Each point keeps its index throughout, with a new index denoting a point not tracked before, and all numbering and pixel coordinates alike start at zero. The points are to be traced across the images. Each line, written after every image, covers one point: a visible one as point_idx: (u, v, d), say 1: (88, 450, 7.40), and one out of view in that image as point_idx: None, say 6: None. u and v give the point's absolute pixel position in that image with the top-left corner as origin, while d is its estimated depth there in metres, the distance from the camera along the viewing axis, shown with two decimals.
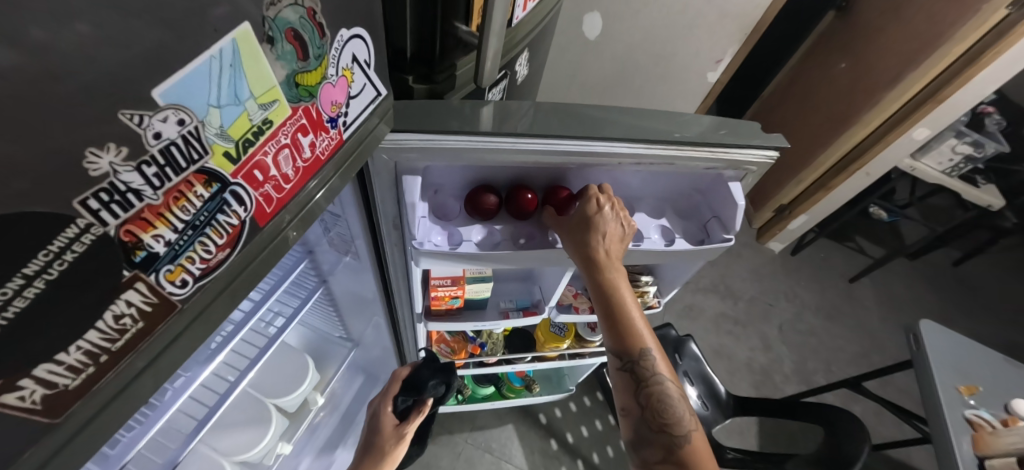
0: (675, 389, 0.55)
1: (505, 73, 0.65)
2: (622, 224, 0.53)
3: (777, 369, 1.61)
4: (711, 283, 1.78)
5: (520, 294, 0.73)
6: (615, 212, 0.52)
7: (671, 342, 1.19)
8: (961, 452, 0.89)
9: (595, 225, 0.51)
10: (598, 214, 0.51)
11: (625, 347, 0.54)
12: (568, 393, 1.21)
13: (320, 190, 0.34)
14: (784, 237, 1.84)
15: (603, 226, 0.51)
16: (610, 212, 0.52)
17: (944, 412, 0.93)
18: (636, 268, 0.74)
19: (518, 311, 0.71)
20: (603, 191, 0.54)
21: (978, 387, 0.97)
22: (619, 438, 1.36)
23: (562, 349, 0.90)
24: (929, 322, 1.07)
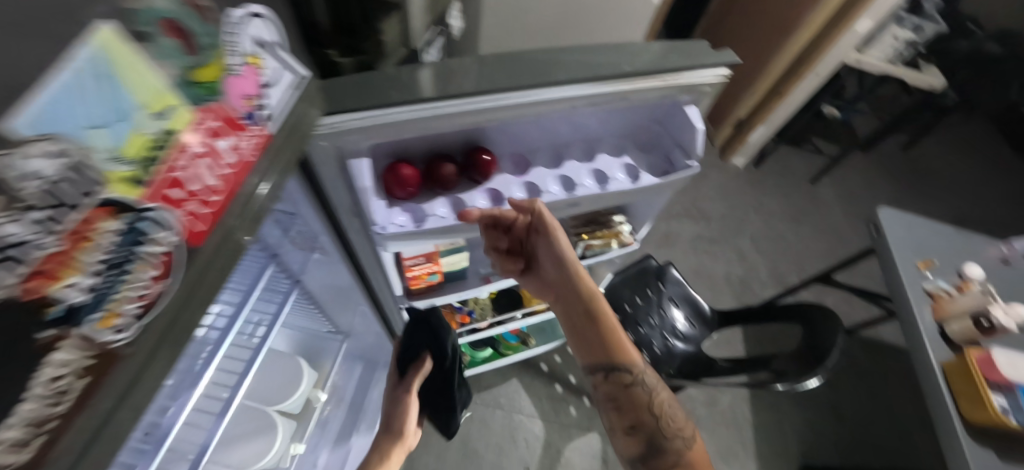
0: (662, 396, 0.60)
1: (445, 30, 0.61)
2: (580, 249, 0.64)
3: (753, 277, 1.70)
4: (684, 209, 1.83)
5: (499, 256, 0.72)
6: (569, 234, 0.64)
7: (653, 272, 1.23)
8: (924, 321, 0.97)
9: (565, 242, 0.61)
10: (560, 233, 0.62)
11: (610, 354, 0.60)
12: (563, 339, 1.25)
13: (262, 185, 0.32)
14: (746, 150, 1.89)
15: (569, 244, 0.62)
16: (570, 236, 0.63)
17: (907, 289, 1.00)
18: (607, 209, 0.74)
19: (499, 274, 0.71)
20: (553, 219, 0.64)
21: (934, 261, 1.05)
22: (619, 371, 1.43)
23: None
24: (887, 209, 1.12)
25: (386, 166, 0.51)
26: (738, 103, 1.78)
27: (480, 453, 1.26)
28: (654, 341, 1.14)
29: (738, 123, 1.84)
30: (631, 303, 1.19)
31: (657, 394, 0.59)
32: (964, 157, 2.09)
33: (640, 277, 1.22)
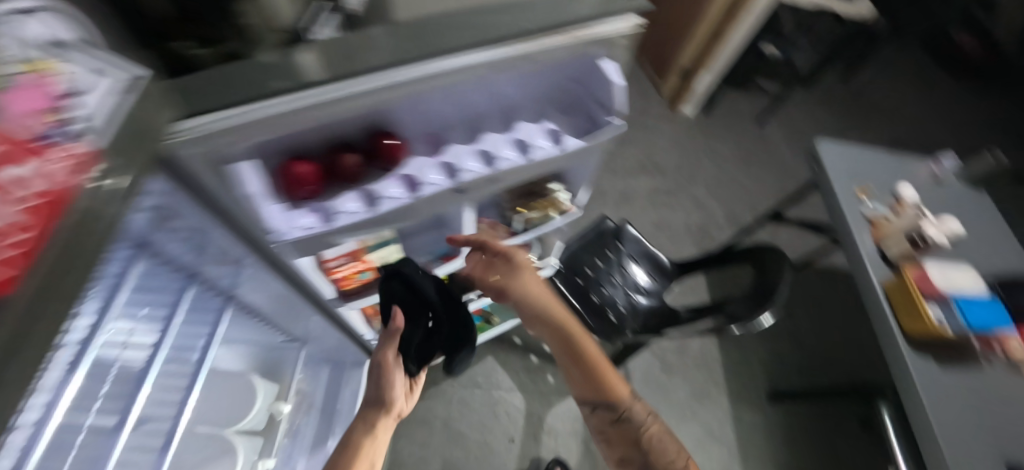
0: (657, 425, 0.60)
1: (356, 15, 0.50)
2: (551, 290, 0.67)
3: (711, 223, 1.74)
4: (639, 165, 1.84)
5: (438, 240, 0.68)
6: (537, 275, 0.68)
7: (610, 232, 1.23)
8: (865, 246, 1.00)
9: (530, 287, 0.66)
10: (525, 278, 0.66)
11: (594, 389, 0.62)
12: None
13: (105, 177, 0.28)
14: (694, 98, 1.90)
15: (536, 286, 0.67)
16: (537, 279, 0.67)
17: (848, 217, 1.04)
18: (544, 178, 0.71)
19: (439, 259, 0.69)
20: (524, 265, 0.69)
21: (870, 187, 1.09)
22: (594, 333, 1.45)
23: None
24: (825, 142, 1.15)
25: (280, 166, 0.47)
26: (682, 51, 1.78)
27: (465, 434, 1.27)
28: (618, 300, 1.15)
29: (683, 71, 1.84)
30: (592, 267, 1.19)
31: (648, 427, 0.59)
32: (899, 82, 2.17)
33: (597, 239, 1.22)
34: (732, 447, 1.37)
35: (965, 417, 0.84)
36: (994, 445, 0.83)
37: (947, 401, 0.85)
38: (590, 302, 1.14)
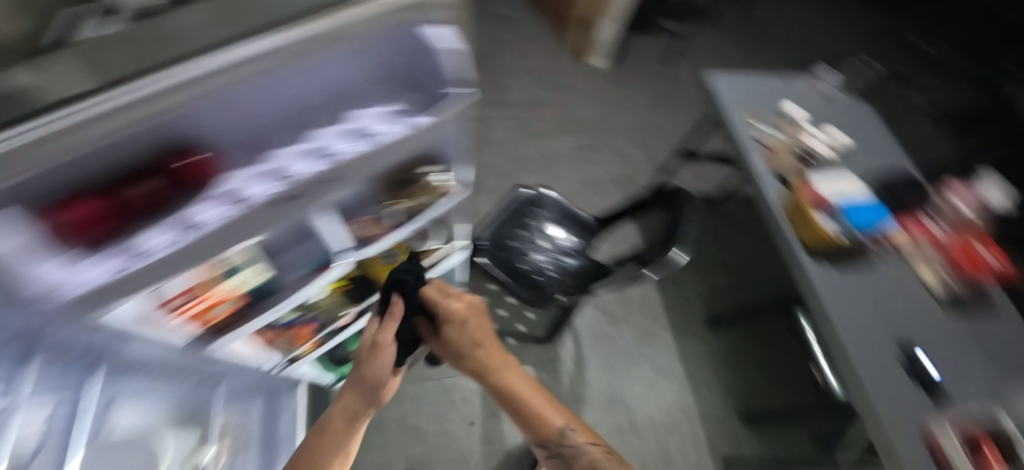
0: (592, 448, 0.72)
1: (153, 8, 0.37)
2: (489, 346, 0.77)
3: (634, 170, 1.81)
4: (557, 125, 1.89)
5: (308, 251, 0.61)
6: (474, 330, 0.77)
7: (528, 201, 1.22)
8: (761, 169, 1.05)
9: (465, 345, 0.76)
10: (462, 334, 0.76)
11: (535, 429, 0.73)
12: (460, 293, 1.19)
13: None
14: (600, 48, 2.03)
15: (470, 344, 0.76)
16: (470, 332, 0.77)
17: (747, 145, 1.07)
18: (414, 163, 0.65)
19: (314, 271, 0.62)
20: (465, 319, 0.77)
21: (761, 113, 1.14)
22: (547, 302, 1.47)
23: None
24: (716, 74, 1.20)
25: (39, 205, 0.36)
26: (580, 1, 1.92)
27: (422, 427, 1.26)
28: (544, 265, 1.14)
29: (585, 21, 1.97)
30: (516, 237, 1.18)
31: (583, 453, 0.71)
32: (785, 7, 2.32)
33: (516, 211, 1.21)
34: (679, 379, 1.45)
35: (859, 311, 0.91)
36: (887, 331, 0.89)
37: (842, 299, 0.91)
38: (517, 272, 1.12)
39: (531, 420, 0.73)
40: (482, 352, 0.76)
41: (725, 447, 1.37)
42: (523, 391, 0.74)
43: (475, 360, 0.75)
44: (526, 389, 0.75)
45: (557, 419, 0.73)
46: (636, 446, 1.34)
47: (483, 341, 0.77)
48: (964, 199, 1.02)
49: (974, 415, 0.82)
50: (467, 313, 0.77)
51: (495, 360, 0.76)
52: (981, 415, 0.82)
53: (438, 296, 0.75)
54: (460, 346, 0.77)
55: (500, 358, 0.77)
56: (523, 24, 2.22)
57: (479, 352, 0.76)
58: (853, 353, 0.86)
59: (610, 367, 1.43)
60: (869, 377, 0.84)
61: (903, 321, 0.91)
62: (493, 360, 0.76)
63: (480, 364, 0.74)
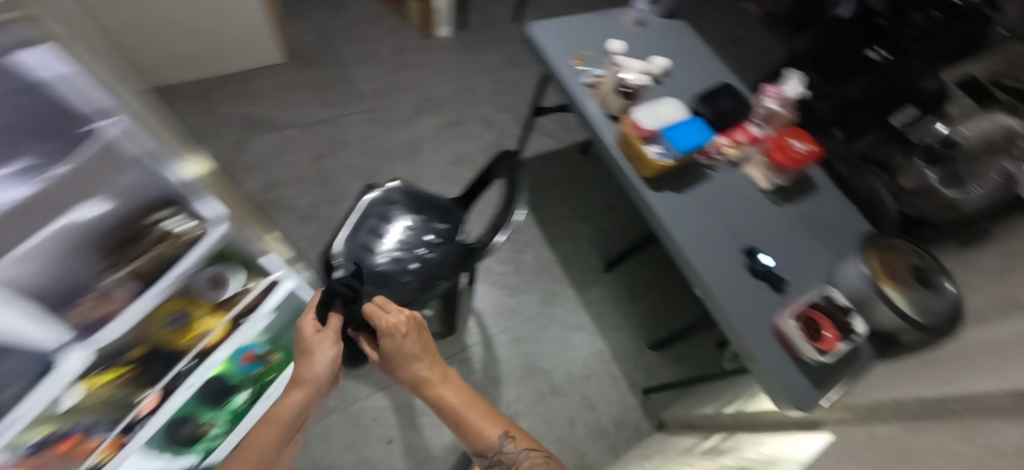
0: (531, 453, 0.68)
1: None
2: (428, 358, 0.80)
3: (504, 137, 1.82)
4: (417, 106, 1.83)
5: (23, 357, 0.53)
6: (413, 343, 0.80)
7: (380, 204, 1.15)
8: (591, 112, 1.02)
9: (404, 358, 0.79)
10: (398, 347, 0.79)
11: (472, 436, 0.73)
12: None
13: None
14: (443, 18, 1.98)
15: (407, 357, 0.79)
16: (406, 344, 0.79)
17: (574, 91, 1.04)
18: (130, 225, 0.60)
19: (32, 378, 0.54)
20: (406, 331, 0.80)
21: (586, 55, 1.11)
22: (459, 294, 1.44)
23: (207, 333, 0.70)
24: (537, 24, 1.16)
25: None
26: None
27: (337, 465, 1.18)
28: (408, 265, 1.07)
29: None
30: (375, 243, 1.09)
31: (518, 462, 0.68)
32: None
33: (366, 217, 1.12)
34: (589, 329, 1.48)
35: (707, 227, 0.93)
36: (734, 239, 0.93)
37: (688, 221, 0.93)
38: (384, 278, 1.04)
39: (469, 431, 0.74)
40: (420, 366, 0.78)
41: (643, 379, 1.43)
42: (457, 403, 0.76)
43: (410, 375, 0.79)
44: (462, 402, 0.76)
45: (489, 434, 0.72)
46: (562, 406, 1.35)
47: (420, 355, 0.79)
48: (770, 95, 1.03)
49: (814, 301, 0.83)
50: (401, 331, 0.79)
51: (434, 373, 0.79)
52: (820, 299, 0.83)
53: (376, 311, 0.82)
54: (399, 359, 0.80)
55: (438, 372, 0.79)
56: (359, 10, 2.06)
57: (419, 365, 0.79)
58: (707, 269, 0.88)
59: (520, 339, 1.43)
60: (725, 287, 0.86)
61: (744, 226, 0.96)
62: (430, 373, 0.78)
63: (416, 375, 0.78)
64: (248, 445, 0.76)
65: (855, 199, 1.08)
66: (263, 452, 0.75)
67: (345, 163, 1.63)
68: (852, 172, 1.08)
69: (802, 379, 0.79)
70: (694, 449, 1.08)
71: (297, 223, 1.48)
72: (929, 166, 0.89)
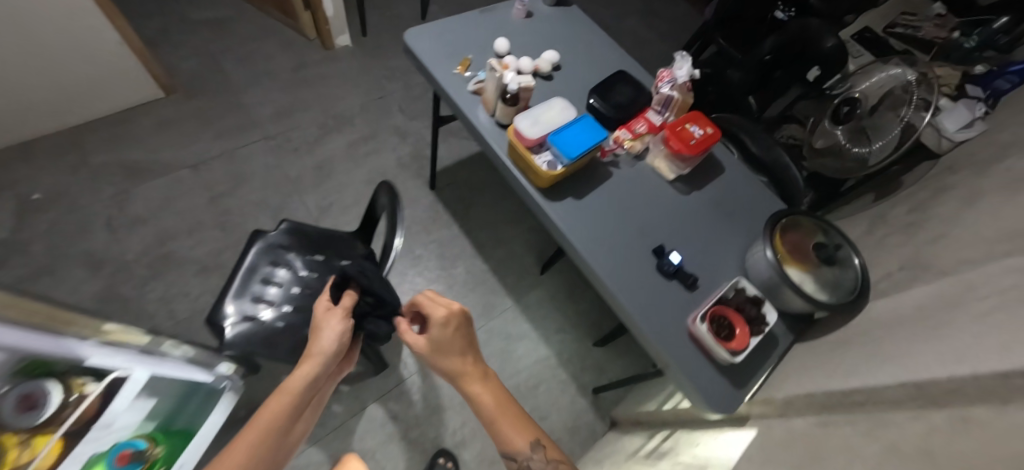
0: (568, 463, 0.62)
1: None
2: (473, 355, 0.74)
3: (421, 146, 1.72)
4: (322, 125, 1.69)
5: None
6: (457, 336, 0.75)
7: (270, 251, 1.03)
8: (480, 123, 0.93)
9: (445, 351, 0.74)
10: (438, 338, 0.75)
11: (505, 441, 0.66)
12: (215, 390, 0.97)
13: None
14: (338, 27, 1.85)
15: (447, 349, 0.74)
16: (447, 335, 0.75)
17: (459, 102, 0.96)
18: None
19: None
20: (456, 322, 0.77)
21: (468, 59, 1.02)
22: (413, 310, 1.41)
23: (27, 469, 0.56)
24: (413, 30, 1.05)
25: None
26: None
27: None
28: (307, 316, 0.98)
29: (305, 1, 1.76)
30: (267, 297, 0.99)
31: None
32: None
33: (256, 270, 1.01)
34: (532, 336, 1.43)
35: (614, 231, 0.88)
36: (643, 240, 0.87)
37: (593, 228, 0.87)
38: (281, 337, 0.94)
39: (503, 436, 0.66)
40: (462, 359, 0.73)
41: (592, 379, 1.40)
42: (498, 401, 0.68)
43: (450, 368, 0.73)
44: (496, 405, 0.68)
45: (523, 439, 0.65)
46: None
47: (466, 351, 0.74)
48: (663, 80, 0.97)
49: (725, 294, 0.79)
50: (450, 323, 0.75)
51: (474, 369, 0.73)
52: (730, 291, 0.79)
53: (429, 303, 0.79)
54: (441, 349, 0.75)
55: (478, 369, 0.73)
56: (249, 28, 1.89)
57: (464, 359, 0.74)
58: (615, 280, 0.82)
59: None
60: (636, 296, 0.81)
61: (654, 223, 0.90)
62: (470, 368, 0.72)
63: (454, 367, 0.72)
64: (257, 420, 0.70)
65: (765, 172, 1.05)
66: (273, 427, 0.70)
67: (247, 200, 1.49)
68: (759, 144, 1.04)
69: (716, 380, 0.75)
70: (639, 452, 1.04)
71: (198, 276, 1.34)
72: (842, 130, 1.33)
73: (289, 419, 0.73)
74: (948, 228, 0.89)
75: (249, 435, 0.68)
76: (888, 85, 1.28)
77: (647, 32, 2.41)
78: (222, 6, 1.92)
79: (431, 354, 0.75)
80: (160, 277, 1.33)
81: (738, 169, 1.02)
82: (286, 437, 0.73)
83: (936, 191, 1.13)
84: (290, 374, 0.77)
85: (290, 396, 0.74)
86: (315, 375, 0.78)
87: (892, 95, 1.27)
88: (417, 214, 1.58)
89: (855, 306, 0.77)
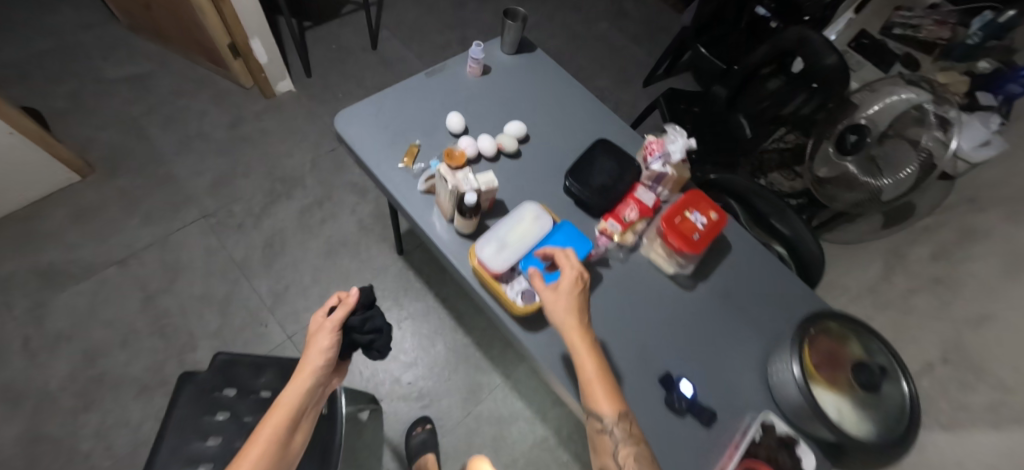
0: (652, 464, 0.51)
1: None
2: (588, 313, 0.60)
3: (384, 203, 1.54)
4: (269, 191, 1.50)
5: None
6: (581, 285, 0.61)
7: (206, 397, 0.87)
8: (436, 233, 0.76)
9: (567, 292, 0.60)
10: (565, 280, 0.60)
11: (595, 405, 0.54)
12: None
13: None
14: (276, 74, 1.63)
15: (564, 297, 0.59)
16: (569, 282, 0.61)
17: (408, 207, 0.79)
18: None
19: None
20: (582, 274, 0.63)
21: (415, 147, 0.84)
22: (391, 402, 1.26)
23: None
24: (346, 110, 0.87)
25: None
26: (208, 32, 1.45)
27: None
28: None
29: (233, 50, 1.53)
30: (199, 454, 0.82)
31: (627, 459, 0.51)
32: None
33: (186, 422, 0.84)
34: (528, 414, 1.29)
35: (612, 366, 0.70)
36: (644, 373, 0.72)
37: None
38: None
39: (593, 399, 0.55)
40: (578, 314, 0.59)
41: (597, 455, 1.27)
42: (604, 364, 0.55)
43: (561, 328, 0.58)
44: (601, 372, 0.56)
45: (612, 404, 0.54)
46: None
47: (580, 308, 0.59)
48: (653, 152, 0.80)
49: (753, 439, 0.66)
50: (580, 282, 0.62)
51: (589, 332, 0.59)
52: (760, 433, 0.67)
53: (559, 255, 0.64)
54: (567, 292, 0.60)
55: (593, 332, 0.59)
56: (174, 82, 1.65)
57: (582, 313, 0.60)
58: None
59: (451, 455, 1.22)
60: None
61: (657, 338, 0.76)
62: (584, 328, 0.59)
63: (569, 316, 0.58)
64: (253, 440, 0.56)
65: (780, 241, 0.92)
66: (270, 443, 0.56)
67: (189, 295, 1.30)
68: (768, 209, 0.91)
69: None
70: None
71: (138, 399, 1.16)
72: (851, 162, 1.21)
73: (290, 431, 0.59)
74: (995, 308, 0.76)
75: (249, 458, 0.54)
76: (900, 109, 1.15)
77: (620, 35, 2.22)
78: (141, 59, 1.68)
79: (549, 293, 0.60)
80: (94, 406, 1.14)
81: (749, 245, 0.87)
82: (292, 456, 0.59)
83: (964, 233, 1.00)
84: (284, 386, 0.63)
85: (287, 409, 0.60)
86: (314, 385, 0.65)
87: (903, 118, 1.15)
88: (386, 287, 1.41)
89: (903, 439, 0.65)
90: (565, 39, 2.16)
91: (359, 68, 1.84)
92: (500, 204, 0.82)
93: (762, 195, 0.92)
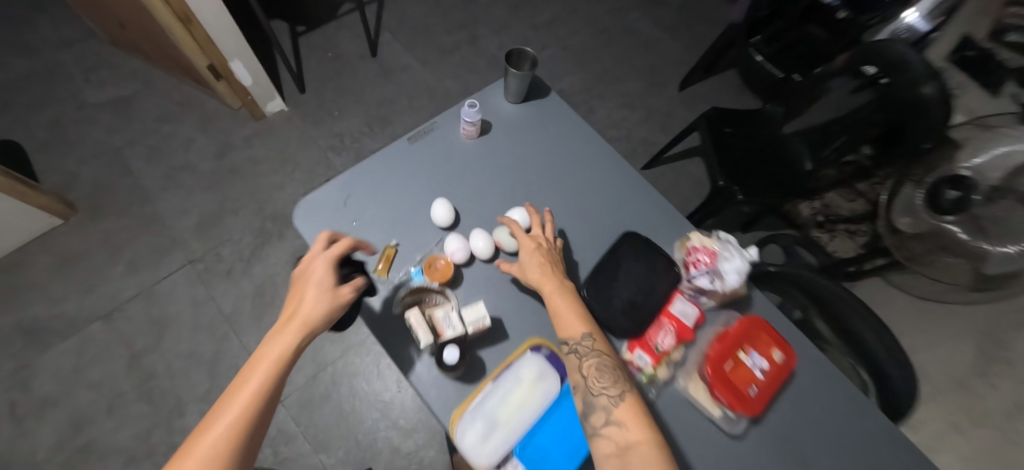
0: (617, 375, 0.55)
1: None
2: (552, 259, 0.64)
3: None
4: (260, 231, 1.37)
5: None
6: (542, 236, 0.66)
7: None
8: (417, 371, 0.60)
9: (528, 244, 0.64)
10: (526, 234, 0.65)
11: (564, 331, 0.57)
12: None
13: None
14: (264, 94, 1.47)
15: (527, 247, 0.64)
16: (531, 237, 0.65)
17: (381, 335, 0.62)
18: None
19: None
20: (546, 226, 0.68)
21: (391, 247, 0.68)
22: None
23: None
24: (306, 200, 0.70)
25: None
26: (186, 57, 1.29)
27: None
28: None
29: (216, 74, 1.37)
30: None
31: (592, 365, 0.55)
32: None
33: None
34: None
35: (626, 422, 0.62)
36: None
37: None
38: None
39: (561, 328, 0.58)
40: (542, 260, 0.63)
41: None
42: (567, 294, 0.60)
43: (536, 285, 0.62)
44: (568, 304, 0.59)
45: (578, 325, 0.57)
46: None
47: (544, 259, 0.63)
48: (699, 264, 0.64)
49: None
50: (542, 236, 0.66)
51: (553, 273, 0.63)
52: None
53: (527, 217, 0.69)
54: (531, 245, 0.64)
55: (558, 275, 0.63)
56: (157, 103, 1.52)
57: (546, 259, 0.64)
58: None
59: None
60: None
61: None
62: (549, 272, 0.62)
63: (534, 262, 0.62)
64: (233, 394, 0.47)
65: (860, 359, 0.72)
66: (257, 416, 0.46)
67: (176, 354, 1.22)
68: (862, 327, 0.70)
69: None
70: None
71: None
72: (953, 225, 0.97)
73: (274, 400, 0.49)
74: None
75: (223, 421, 0.45)
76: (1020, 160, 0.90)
77: (652, 26, 1.93)
78: (123, 78, 1.55)
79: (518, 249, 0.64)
80: None
81: (821, 373, 0.67)
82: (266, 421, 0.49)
83: None
84: (271, 332, 0.52)
85: (271, 365, 0.49)
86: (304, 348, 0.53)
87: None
88: None
89: None
90: (590, 35, 1.89)
91: (357, 80, 1.65)
92: (498, 322, 0.66)
93: (858, 307, 0.70)
